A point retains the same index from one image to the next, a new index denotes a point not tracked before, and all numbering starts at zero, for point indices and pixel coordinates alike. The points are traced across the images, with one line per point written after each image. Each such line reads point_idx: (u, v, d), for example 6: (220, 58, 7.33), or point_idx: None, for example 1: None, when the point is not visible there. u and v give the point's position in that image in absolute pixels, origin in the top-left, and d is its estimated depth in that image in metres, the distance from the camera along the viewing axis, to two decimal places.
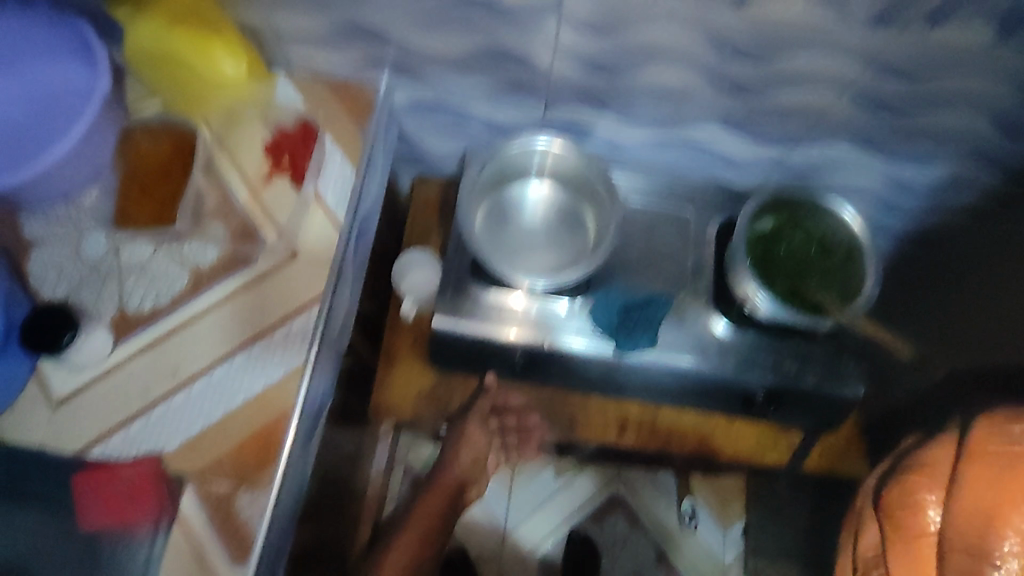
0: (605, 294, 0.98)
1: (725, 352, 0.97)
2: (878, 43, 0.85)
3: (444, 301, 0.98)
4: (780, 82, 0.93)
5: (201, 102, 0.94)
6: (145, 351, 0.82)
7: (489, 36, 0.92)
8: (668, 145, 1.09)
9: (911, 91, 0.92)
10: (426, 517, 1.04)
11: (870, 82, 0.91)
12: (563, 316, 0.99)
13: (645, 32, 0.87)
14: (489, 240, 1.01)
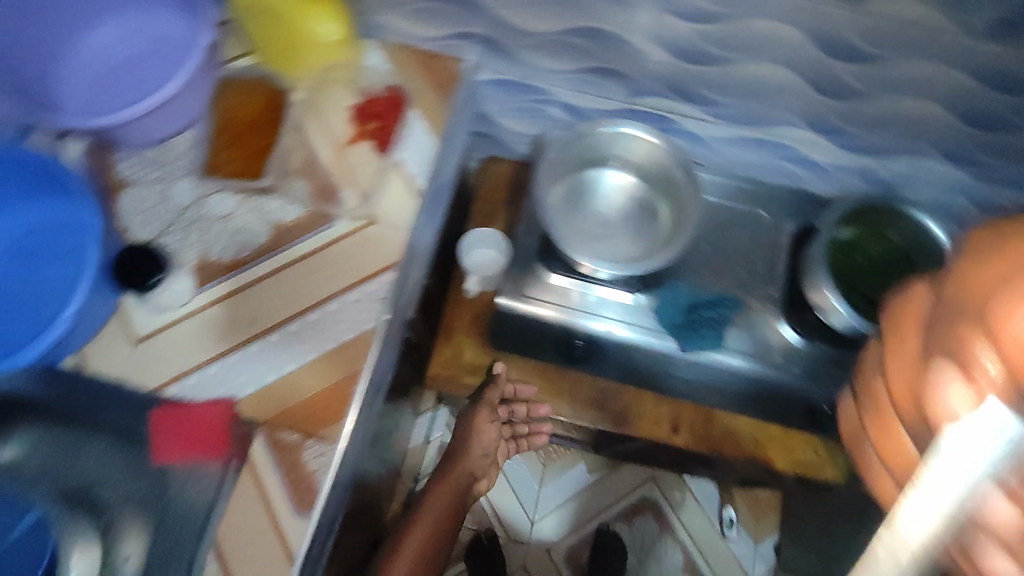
0: (671, 291, 0.87)
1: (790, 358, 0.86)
2: (990, 55, 0.66)
3: None
4: (882, 87, 0.74)
5: (293, 61, 0.79)
6: (225, 300, 0.71)
7: (585, 17, 0.73)
8: (805, 145, 0.86)
9: None
10: (435, 513, 0.82)
11: (978, 93, 0.71)
12: (611, 304, 0.89)
13: (746, 24, 0.69)
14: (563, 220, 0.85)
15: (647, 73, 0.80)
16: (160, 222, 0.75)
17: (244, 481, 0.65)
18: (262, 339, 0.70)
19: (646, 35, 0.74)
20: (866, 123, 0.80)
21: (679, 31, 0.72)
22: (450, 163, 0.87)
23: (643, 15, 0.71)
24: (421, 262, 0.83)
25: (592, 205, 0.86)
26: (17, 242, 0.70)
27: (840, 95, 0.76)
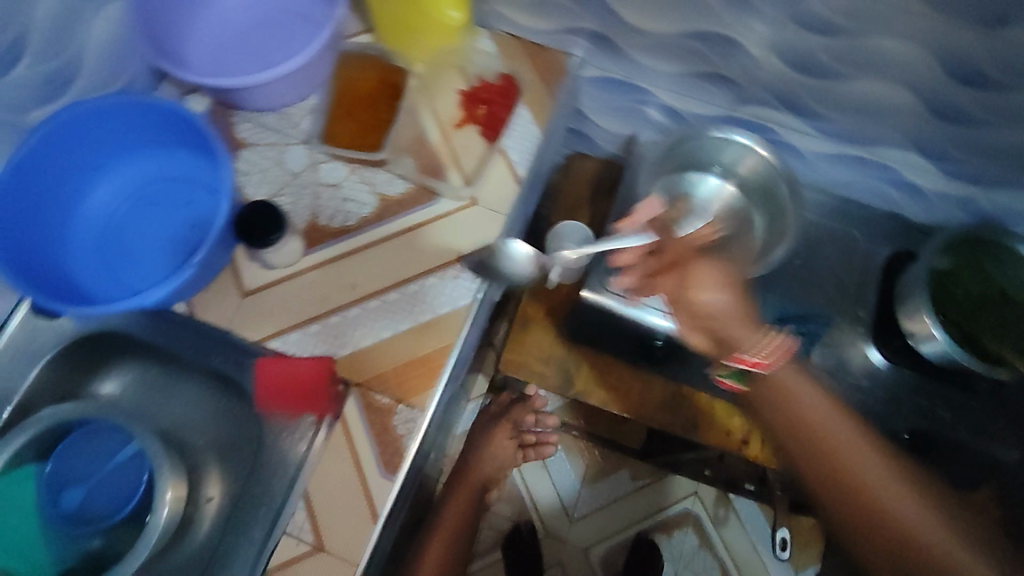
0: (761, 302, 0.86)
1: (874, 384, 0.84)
2: None
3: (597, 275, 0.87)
4: (1005, 118, 0.72)
5: (411, 41, 0.80)
6: (329, 263, 0.74)
7: (706, 21, 0.74)
8: (910, 169, 0.85)
9: None
10: (457, 516, 0.90)
11: None
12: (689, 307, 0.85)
13: (872, 41, 0.68)
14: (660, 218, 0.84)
15: (759, 80, 0.80)
16: (274, 185, 0.77)
17: (337, 436, 0.67)
18: (363, 305, 0.72)
19: (765, 43, 0.74)
20: (978, 151, 0.78)
21: (797, 41, 0.72)
22: (546, 157, 0.89)
23: (762, 21, 0.71)
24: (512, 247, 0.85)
25: (693, 208, 0.85)
26: (147, 187, 0.75)
27: (955, 120, 0.74)
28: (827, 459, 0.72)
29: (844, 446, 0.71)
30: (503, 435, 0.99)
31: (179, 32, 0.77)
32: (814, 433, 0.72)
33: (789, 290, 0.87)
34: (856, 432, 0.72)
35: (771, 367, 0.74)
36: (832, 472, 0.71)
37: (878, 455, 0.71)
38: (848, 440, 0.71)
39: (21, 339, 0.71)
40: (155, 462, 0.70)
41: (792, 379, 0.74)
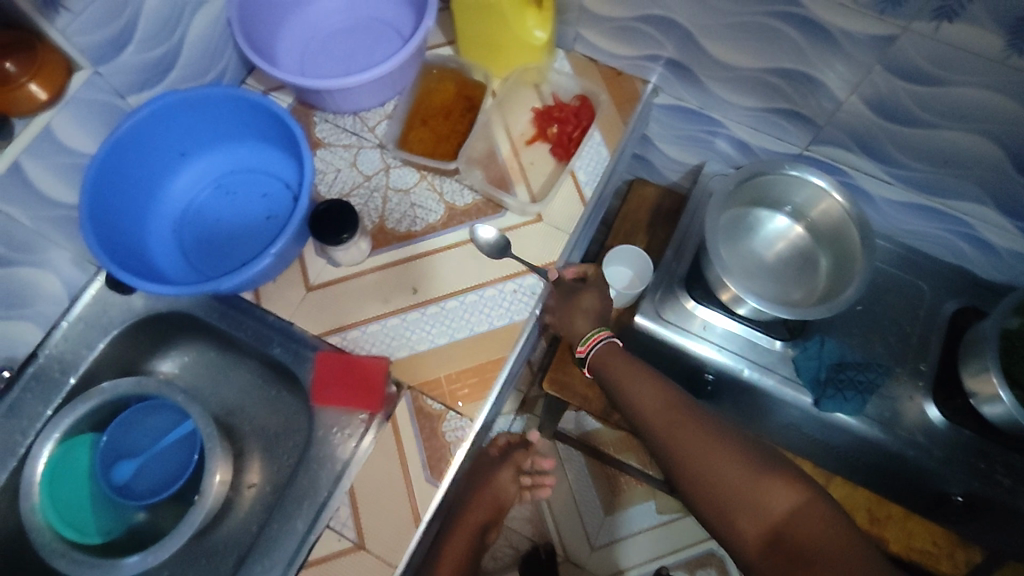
0: (820, 344, 0.83)
1: (932, 440, 0.81)
2: None
3: (651, 301, 0.87)
4: None
5: (495, 56, 0.82)
6: (393, 266, 0.75)
7: (788, 58, 0.74)
8: (984, 224, 0.83)
9: None
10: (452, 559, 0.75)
11: None
12: (752, 342, 0.85)
13: (962, 90, 0.67)
14: (728, 250, 0.85)
15: (837, 121, 0.79)
16: (347, 185, 0.80)
17: (386, 437, 0.68)
18: (423, 309, 0.73)
19: (848, 84, 0.73)
20: None
21: (881, 84, 0.71)
22: (612, 180, 0.89)
23: (845, 60, 0.71)
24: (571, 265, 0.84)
25: (756, 244, 0.86)
26: (231, 177, 0.78)
27: None
28: (642, 419, 0.68)
29: (654, 405, 0.68)
30: (507, 470, 0.83)
31: (274, 32, 0.81)
32: (647, 405, 0.68)
33: (845, 336, 0.85)
34: (668, 392, 0.69)
35: (629, 364, 0.71)
36: (676, 437, 0.65)
37: (669, 399, 0.68)
38: (655, 403, 0.68)
39: (96, 309, 0.74)
40: (205, 444, 0.71)
41: (617, 360, 0.71)
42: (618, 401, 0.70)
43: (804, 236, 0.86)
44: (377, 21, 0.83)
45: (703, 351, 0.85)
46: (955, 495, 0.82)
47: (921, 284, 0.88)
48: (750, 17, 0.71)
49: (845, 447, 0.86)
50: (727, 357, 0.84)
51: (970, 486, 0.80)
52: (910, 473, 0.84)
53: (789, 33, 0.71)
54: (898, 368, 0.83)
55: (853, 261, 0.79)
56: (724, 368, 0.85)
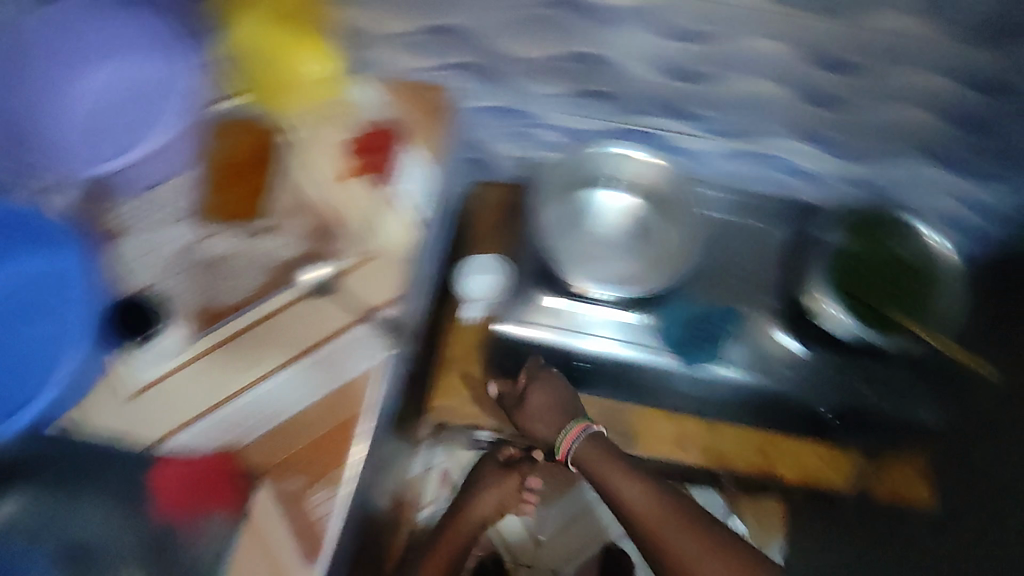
0: (677, 307, 0.85)
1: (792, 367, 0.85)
2: (967, 53, 0.66)
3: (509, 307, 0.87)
4: (869, 95, 0.74)
5: (287, 105, 0.78)
6: (226, 344, 0.69)
7: (578, 40, 0.73)
8: (797, 156, 0.87)
9: (998, 106, 0.71)
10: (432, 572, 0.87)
11: (954, 97, 0.72)
12: (614, 323, 0.85)
13: (739, 42, 0.69)
14: (577, 245, 0.85)
15: (639, 90, 0.80)
16: (154, 267, 0.71)
17: (251, 535, 0.62)
18: (274, 376, 0.68)
19: (638, 54, 0.74)
20: (854, 130, 0.80)
21: (668, 48, 0.72)
22: (445, 191, 0.85)
23: (630, 33, 0.71)
24: (424, 290, 0.81)
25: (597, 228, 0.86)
26: (10, 294, 0.65)
27: (823, 103, 0.77)
28: (638, 524, 0.76)
29: (644, 505, 0.76)
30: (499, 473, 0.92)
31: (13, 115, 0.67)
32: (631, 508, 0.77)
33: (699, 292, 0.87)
34: (655, 492, 0.77)
35: (614, 462, 0.79)
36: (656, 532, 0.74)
37: (645, 492, 0.77)
38: (648, 505, 0.76)
39: None
40: None
41: (596, 456, 0.80)
42: (614, 502, 0.78)
43: (643, 207, 0.86)
44: (134, 77, 0.71)
45: (568, 344, 0.86)
46: (823, 409, 0.86)
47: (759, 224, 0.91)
48: (529, 9, 0.71)
49: (727, 396, 0.88)
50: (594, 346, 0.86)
51: (834, 396, 0.85)
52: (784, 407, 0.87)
53: (569, 16, 0.70)
54: (750, 309, 0.86)
55: (689, 234, 0.84)
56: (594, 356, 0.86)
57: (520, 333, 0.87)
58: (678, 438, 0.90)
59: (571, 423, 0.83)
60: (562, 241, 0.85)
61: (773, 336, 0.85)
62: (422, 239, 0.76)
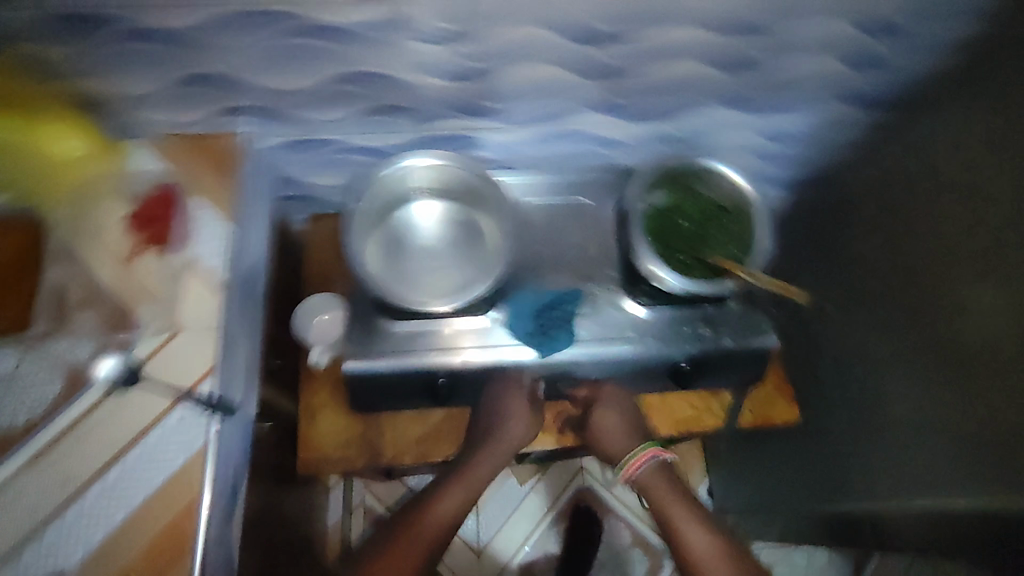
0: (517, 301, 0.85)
1: (644, 331, 0.85)
2: (718, 4, 0.66)
3: (352, 344, 0.82)
4: (646, 59, 0.74)
5: (50, 191, 0.72)
6: (25, 471, 0.62)
7: (340, 62, 0.69)
8: (602, 128, 0.87)
9: (761, 43, 0.72)
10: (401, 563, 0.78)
11: (719, 43, 0.73)
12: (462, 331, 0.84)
13: (501, 33, 0.67)
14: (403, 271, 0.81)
15: (426, 102, 0.77)
16: None
17: None
18: (90, 488, 0.62)
19: (407, 65, 0.71)
20: (643, 96, 0.80)
21: (431, 55, 0.69)
22: (251, 246, 0.80)
23: (389, 46, 0.67)
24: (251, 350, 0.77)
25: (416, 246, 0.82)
26: None
27: (607, 75, 0.76)
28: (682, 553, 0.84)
29: (694, 538, 0.85)
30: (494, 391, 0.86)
31: None
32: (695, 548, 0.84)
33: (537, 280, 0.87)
34: (704, 528, 0.85)
35: (675, 498, 0.87)
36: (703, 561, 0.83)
37: (698, 533, 0.85)
38: (705, 550, 0.84)
39: None
40: None
41: (661, 488, 0.88)
42: (672, 537, 0.86)
43: (450, 208, 0.84)
44: None
45: (425, 362, 0.81)
46: (681, 361, 0.85)
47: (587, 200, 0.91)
48: (275, 41, 0.66)
49: (590, 374, 0.88)
50: (451, 356, 0.82)
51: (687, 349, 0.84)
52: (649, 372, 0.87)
53: (318, 42, 0.66)
54: (590, 284, 0.87)
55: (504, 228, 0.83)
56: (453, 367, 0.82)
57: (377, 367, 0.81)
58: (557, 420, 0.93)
59: (639, 448, 0.87)
60: (387, 271, 0.80)
61: (616, 308, 0.86)
62: (227, 298, 0.72)
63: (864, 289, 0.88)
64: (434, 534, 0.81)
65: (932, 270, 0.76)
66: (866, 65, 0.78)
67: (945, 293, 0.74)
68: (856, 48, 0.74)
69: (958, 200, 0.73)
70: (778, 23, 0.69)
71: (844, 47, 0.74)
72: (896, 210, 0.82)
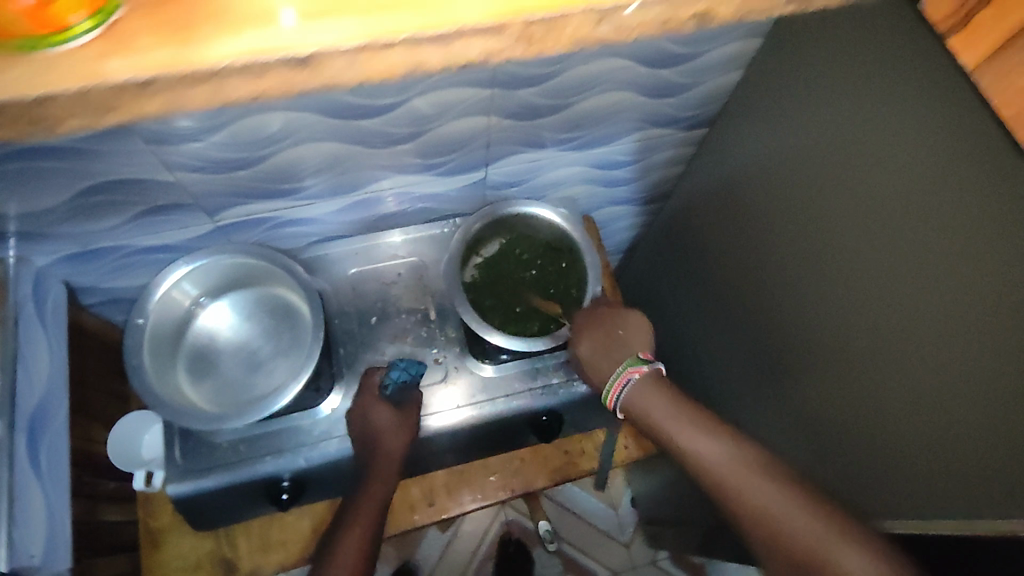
0: (356, 378, 0.80)
1: (495, 390, 0.80)
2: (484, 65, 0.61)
3: (173, 462, 0.74)
4: (430, 120, 0.68)
5: None
6: None
7: (81, 174, 0.62)
8: (420, 185, 0.81)
9: (547, 90, 0.68)
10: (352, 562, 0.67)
11: (507, 97, 0.67)
12: (301, 424, 0.77)
13: (254, 122, 0.61)
14: (215, 389, 0.71)
15: (204, 194, 0.70)
16: None
17: None
18: None
19: (161, 166, 0.63)
20: (447, 151, 0.75)
21: (186, 153, 0.63)
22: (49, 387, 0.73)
23: (128, 150, 0.60)
24: (57, 498, 0.70)
25: (222, 357, 0.73)
26: None
27: (399, 140, 0.70)
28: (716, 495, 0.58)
29: (746, 485, 0.56)
30: (397, 416, 0.74)
31: None
32: (784, 528, 0.53)
33: (375, 355, 0.81)
34: (746, 454, 0.59)
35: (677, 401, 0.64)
36: (820, 554, 0.51)
37: (757, 481, 0.56)
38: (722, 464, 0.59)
39: None
40: None
41: (651, 405, 0.64)
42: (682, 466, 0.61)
43: (247, 300, 0.75)
44: None
45: (261, 468, 0.74)
46: (542, 415, 0.81)
47: (420, 258, 0.85)
48: None
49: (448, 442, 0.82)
50: (290, 457, 0.75)
51: (538, 400, 0.79)
52: (509, 430, 0.84)
53: (49, 162, 0.59)
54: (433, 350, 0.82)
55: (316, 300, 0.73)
56: (297, 466, 0.76)
57: (206, 481, 0.74)
58: (427, 494, 0.87)
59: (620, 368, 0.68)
60: (195, 396, 0.69)
61: (460, 378, 0.80)
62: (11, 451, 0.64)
63: (711, 315, 0.83)
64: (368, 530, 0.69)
65: (761, 291, 0.71)
66: (669, 92, 0.75)
67: (772, 313, 0.70)
68: (650, 80, 0.71)
69: (770, 218, 0.68)
70: (555, 70, 0.65)
71: (638, 81, 0.71)
72: (728, 230, 0.77)
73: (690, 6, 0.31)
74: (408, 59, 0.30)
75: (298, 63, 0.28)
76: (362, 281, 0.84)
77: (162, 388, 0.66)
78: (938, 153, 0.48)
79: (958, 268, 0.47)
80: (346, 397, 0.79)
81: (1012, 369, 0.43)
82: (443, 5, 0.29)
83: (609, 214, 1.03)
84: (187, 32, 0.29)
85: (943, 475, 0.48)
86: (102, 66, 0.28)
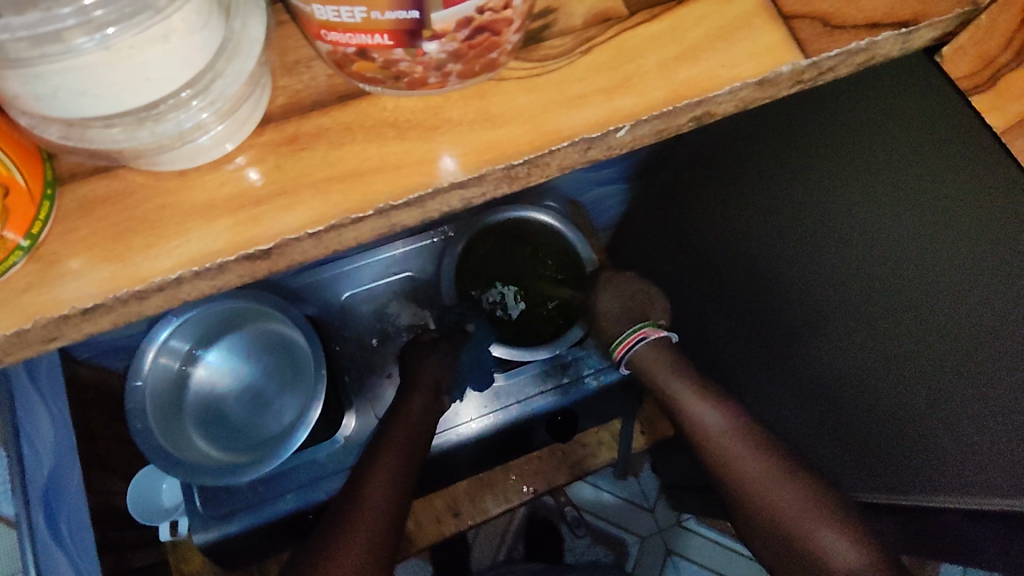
0: (369, 399, 0.72)
1: (507, 391, 0.68)
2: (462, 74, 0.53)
3: (193, 509, 0.67)
4: None
5: None
6: None
7: None
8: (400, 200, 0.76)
9: None
10: (373, 517, 0.54)
11: None
12: (318, 450, 0.69)
13: None
14: (227, 435, 0.67)
15: None
16: None
17: None
18: None
19: None
20: None
21: None
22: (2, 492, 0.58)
23: None
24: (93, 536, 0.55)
25: (225, 400, 0.69)
26: None
27: None
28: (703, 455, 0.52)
29: (737, 451, 0.49)
30: (426, 398, 0.65)
31: None
32: (773, 506, 0.46)
33: (381, 379, 0.73)
34: (746, 416, 0.51)
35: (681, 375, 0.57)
36: (799, 527, 0.44)
37: (751, 452, 0.49)
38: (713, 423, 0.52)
39: None
40: None
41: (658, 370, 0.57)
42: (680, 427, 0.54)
43: (235, 337, 0.69)
44: None
45: (283, 506, 0.67)
46: (556, 414, 0.70)
47: (415, 273, 0.75)
48: None
49: (471, 457, 0.78)
50: (309, 490, 0.68)
51: (552, 402, 0.67)
52: (527, 441, 0.82)
53: None
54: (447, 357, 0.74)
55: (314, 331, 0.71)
56: (321, 496, 0.68)
57: (230, 523, 0.66)
58: (451, 505, 0.87)
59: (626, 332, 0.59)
60: (205, 447, 0.66)
61: (470, 388, 0.69)
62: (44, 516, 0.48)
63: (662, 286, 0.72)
64: (404, 467, 0.58)
65: (701, 269, 0.59)
66: None
67: (710, 296, 0.58)
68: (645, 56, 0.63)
69: (702, 203, 0.58)
70: None
71: None
72: (672, 200, 0.65)
73: (685, 115, 0.21)
74: (381, 232, 0.21)
75: (256, 259, 0.20)
76: (353, 305, 0.75)
77: (172, 445, 0.64)
78: (887, 130, 0.35)
79: (903, 289, 0.35)
80: (358, 420, 0.71)
81: (979, 428, 0.33)
82: (401, 178, 0.21)
83: (599, 197, 0.86)
84: (125, 240, 0.20)
85: (895, 486, 0.40)
86: (54, 288, 0.20)
